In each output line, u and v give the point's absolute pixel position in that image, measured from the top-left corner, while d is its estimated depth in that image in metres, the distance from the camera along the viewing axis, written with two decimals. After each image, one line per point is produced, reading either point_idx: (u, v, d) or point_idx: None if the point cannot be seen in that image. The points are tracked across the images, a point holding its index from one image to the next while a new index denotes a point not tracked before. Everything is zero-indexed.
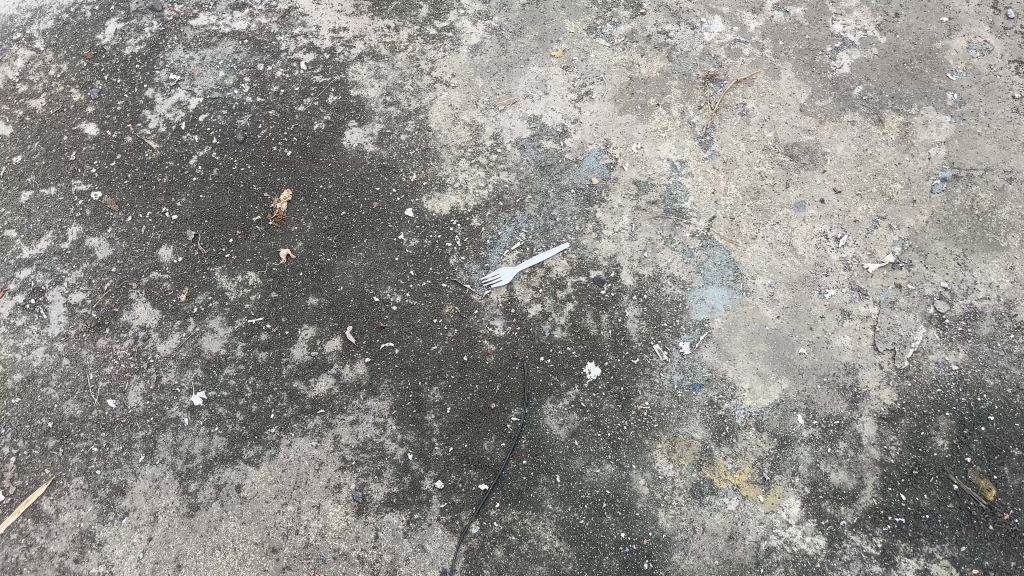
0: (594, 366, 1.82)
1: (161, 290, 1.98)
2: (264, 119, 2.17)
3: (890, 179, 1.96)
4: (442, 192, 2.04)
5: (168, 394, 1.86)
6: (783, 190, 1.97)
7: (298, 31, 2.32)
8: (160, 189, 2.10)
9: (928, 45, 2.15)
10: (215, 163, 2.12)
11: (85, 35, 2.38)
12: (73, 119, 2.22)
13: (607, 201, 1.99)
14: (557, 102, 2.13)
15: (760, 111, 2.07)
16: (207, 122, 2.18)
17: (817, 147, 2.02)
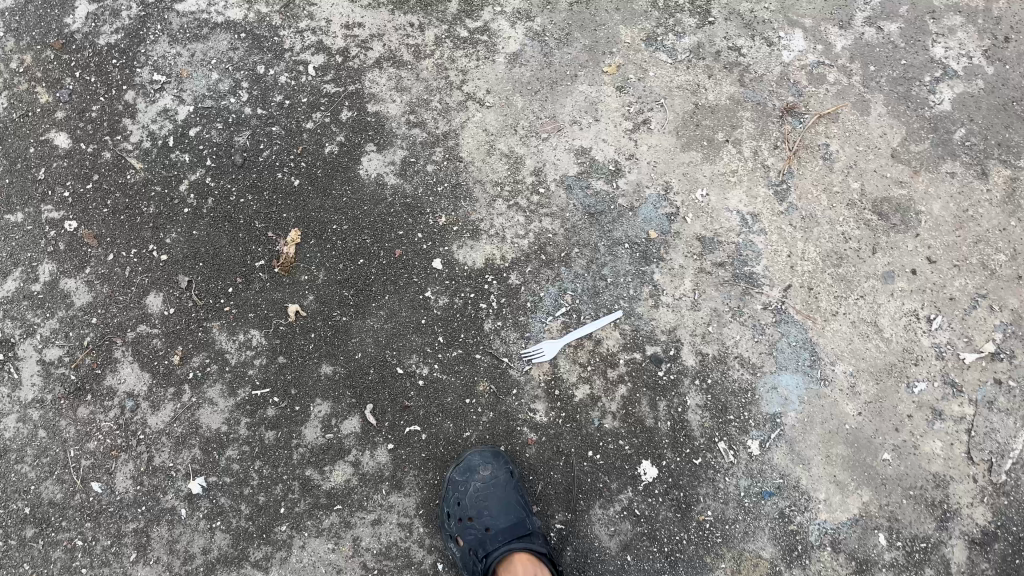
0: (650, 465, 1.61)
1: (150, 349, 1.72)
2: (266, 138, 1.86)
3: (992, 249, 1.71)
4: (475, 240, 1.76)
5: (161, 478, 1.64)
6: (870, 256, 1.72)
7: (304, 25, 1.97)
8: (146, 222, 1.80)
9: None
10: (210, 192, 1.82)
11: (51, 18, 2.01)
12: (40, 126, 1.89)
13: (667, 260, 1.73)
14: (610, 131, 1.83)
15: (846, 155, 1.78)
16: (199, 138, 1.86)
17: (911, 204, 1.74)
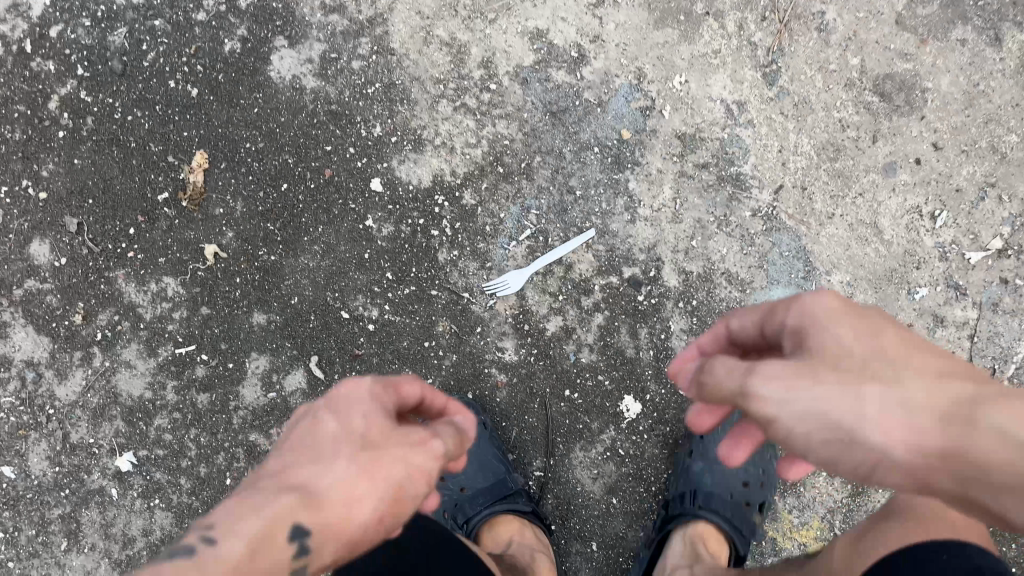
0: (633, 402, 1.45)
1: (44, 308, 1.46)
2: (149, 36, 1.51)
3: (1003, 128, 1.51)
4: (419, 153, 1.50)
5: (84, 457, 1.44)
6: (870, 145, 1.51)
7: None
8: (13, 152, 1.48)
9: None
10: (88, 110, 1.49)
11: None
12: None
13: (642, 164, 1.50)
14: (569, 7, 1.53)
15: (844, 25, 1.52)
16: (63, 39, 1.50)
17: (917, 81, 1.51)
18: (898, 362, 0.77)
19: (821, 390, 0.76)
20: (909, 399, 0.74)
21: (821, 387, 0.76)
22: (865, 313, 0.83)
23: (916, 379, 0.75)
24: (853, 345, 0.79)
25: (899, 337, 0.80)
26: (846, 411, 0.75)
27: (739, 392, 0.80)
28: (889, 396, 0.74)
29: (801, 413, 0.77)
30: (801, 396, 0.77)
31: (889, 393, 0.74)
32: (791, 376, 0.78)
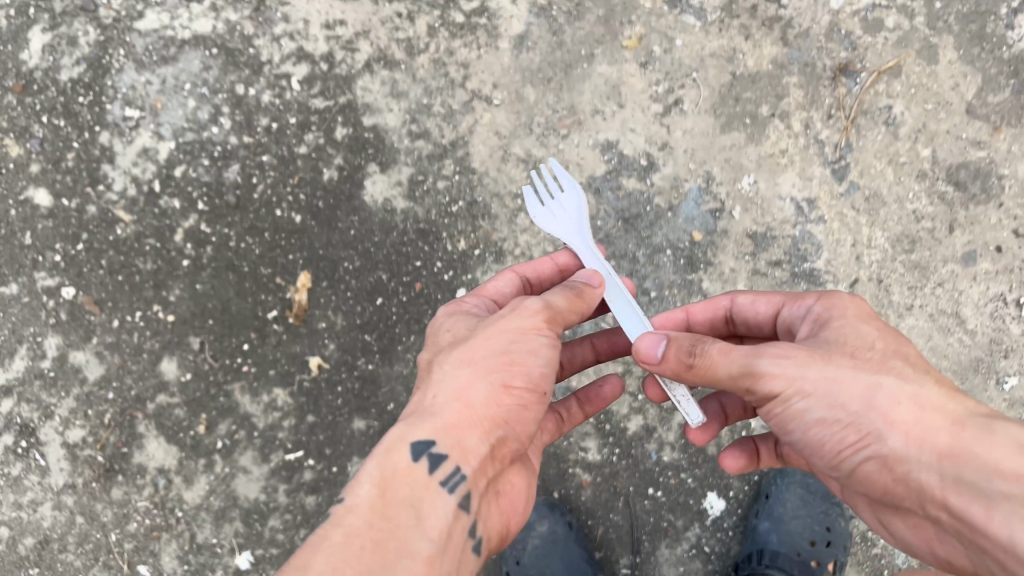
0: (716, 498, 1.51)
1: (173, 419, 1.64)
2: (258, 170, 1.68)
3: None
4: (500, 263, 1.62)
5: (209, 556, 1.61)
6: (947, 235, 1.56)
7: (280, 29, 1.71)
8: (145, 280, 1.67)
9: None
10: (207, 240, 1.67)
11: (4, 55, 1.74)
12: (17, 185, 1.71)
13: (715, 264, 1.57)
14: (637, 119, 1.62)
15: (912, 117, 1.59)
16: (187, 177, 1.69)
17: (991, 168, 1.58)
18: (985, 468, 0.85)
19: (836, 394, 0.95)
20: (909, 393, 0.94)
21: (806, 393, 0.97)
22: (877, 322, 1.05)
23: (996, 478, 0.84)
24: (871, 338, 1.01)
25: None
26: (864, 387, 0.95)
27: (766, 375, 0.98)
28: (910, 452, 0.91)
29: (834, 378, 0.96)
30: (801, 380, 0.97)
31: (905, 381, 0.95)
32: (811, 356, 0.98)
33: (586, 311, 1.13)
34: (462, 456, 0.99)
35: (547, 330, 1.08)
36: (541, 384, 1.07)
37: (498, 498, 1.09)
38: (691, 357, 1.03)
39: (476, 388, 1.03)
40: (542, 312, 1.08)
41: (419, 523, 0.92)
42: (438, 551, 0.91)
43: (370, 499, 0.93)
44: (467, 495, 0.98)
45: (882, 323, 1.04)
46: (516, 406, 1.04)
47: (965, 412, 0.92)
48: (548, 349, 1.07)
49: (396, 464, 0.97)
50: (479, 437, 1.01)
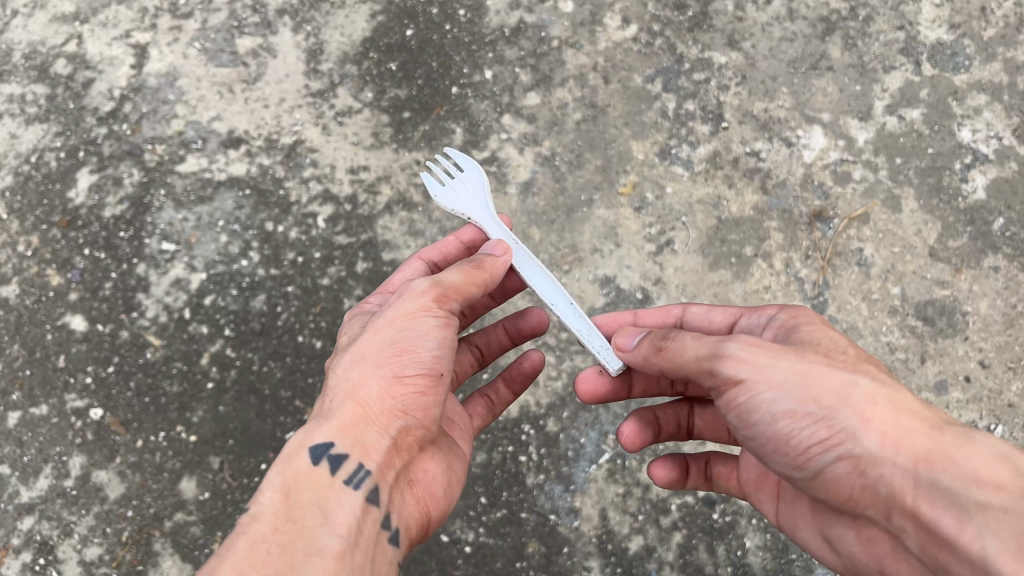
0: None
1: (190, 537, 1.70)
2: (283, 299, 1.82)
3: None
4: None
5: None
6: (919, 365, 1.69)
7: (308, 173, 1.89)
8: (171, 401, 1.77)
9: None
10: (232, 363, 1.78)
11: (53, 193, 1.90)
12: (55, 310, 1.83)
13: None
14: (633, 257, 1.78)
15: (881, 258, 1.76)
16: (215, 306, 1.81)
17: (956, 305, 1.74)
18: (963, 476, 0.95)
19: (807, 384, 1.05)
20: (882, 393, 1.04)
21: (777, 383, 1.06)
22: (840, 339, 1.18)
23: (973, 487, 0.94)
24: (835, 346, 1.14)
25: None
26: (839, 381, 1.05)
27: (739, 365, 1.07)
28: (885, 453, 1.00)
29: (809, 369, 1.06)
30: (775, 371, 1.06)
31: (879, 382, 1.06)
32: (781, 351, 1.09)
33: (487, 279, 1.30)
34: (361, 454, 1.12)
35: (437, 311, 1.21)
36: (436, 368, 1.19)
37: (413, 486, 1.21)
38: (665, 341, 1.16)
39: (369, 385, 1.17)
40: (428, 292, 1.22)
41: (323, 518, 1.05)
42: (342, 545, 1.03)
43: (276, 502, 1.06)
44: (372, 488, 1.11)
45: (844, 336, 1.18)
46: (410, 394, 1.17)
47: (938, 420, 1.02)
48: (439, 332, 1.20)
49: (298, 468, 1.10)
50: (378, 433, 1.15)
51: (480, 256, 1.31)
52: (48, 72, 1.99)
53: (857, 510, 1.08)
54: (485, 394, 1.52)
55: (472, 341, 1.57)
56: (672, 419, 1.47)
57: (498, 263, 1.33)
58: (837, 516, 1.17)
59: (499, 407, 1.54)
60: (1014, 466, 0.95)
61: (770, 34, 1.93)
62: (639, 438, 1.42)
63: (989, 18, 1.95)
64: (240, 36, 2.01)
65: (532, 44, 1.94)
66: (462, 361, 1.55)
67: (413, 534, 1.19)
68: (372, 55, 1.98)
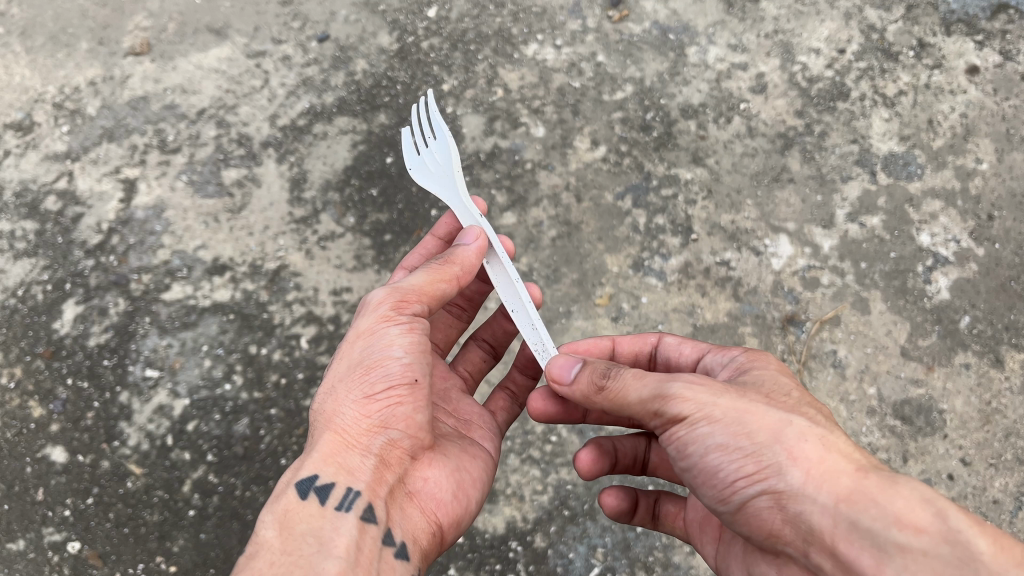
0: None
1: None
2: (266, 422, 1.82)
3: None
4: (492, 502, 1.71)
5: None
6: (902, 465, 1.71)
7: (292, 296, 1.93)
8: (151, 531, 1.73)
9: None
10: (214, 489, 1.76)
11: (38, 325, 1.92)
12: (36, 442, 1.82)
13: None
14: None
15: (855, 359, 1.80)
16: (197, 431, 1.80)
17: (932, 403, 1.77)
18: (883, 517, 0.95)
19: (739, 421, 1.08)
20: (816, 433, 1.06)
21: (714, 418, 1.09)
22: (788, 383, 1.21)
23: (893, 529, 0.94)
24: (778, 388, 1.17)
25: (974, 547, 0.91)
26: (773, 419, 1.08)
27: (678, 400, 1.12)
28: (806, 488, 1.01)
29: (745, 408, 1.09)
30: (709, 407, 1.10)
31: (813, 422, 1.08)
32: (719, 391, 1.12)
33: (456, 272, 1.39)
34: (347, 477, 1.19)
35: (398, 319, 1.30)
36: (406, 376, 1.27)
37: (412, 499, 1.28)
38: (606, 381, 1.20)
39: (343, 410, 1.25)
40: (386, 303, 1.32)
41: (321, 547, 1.10)
42: (343, 568, 1.09)
43: (271, 540, 1.11)
44: (364, 508, 1.18)
45: (796, 383, 1.21)
46: (385, 407, 1.26)
47: (867, 463, 1.03)
48: (401, 338, 1.29)
49: (287, 504, 1.16)
50: (360, 454, 1.23)
51: (448, 250, 1.40)
52: (39, 209, 2.06)
53: (780, 548, 1.08)
54: (505, 385, 1.65)
55: (480, 335, 1.71)
56: (630, 451, 1.50)
57: (468, 253, 1.41)
58: (760, 553, 1.19)
59: (522, 395, 1.66)
60: (938, 511, 0.95)
61: (732, 150, 2.04)
62: (596, 466, 1.43)
63: (936, 129, 2.06)
64: (226, 168, 2.09)
65: (506, 167, 2.03)
66: (473, 356, 1.70)
67: (423, 545, 1.26)
68: (354, 182, 2.06)
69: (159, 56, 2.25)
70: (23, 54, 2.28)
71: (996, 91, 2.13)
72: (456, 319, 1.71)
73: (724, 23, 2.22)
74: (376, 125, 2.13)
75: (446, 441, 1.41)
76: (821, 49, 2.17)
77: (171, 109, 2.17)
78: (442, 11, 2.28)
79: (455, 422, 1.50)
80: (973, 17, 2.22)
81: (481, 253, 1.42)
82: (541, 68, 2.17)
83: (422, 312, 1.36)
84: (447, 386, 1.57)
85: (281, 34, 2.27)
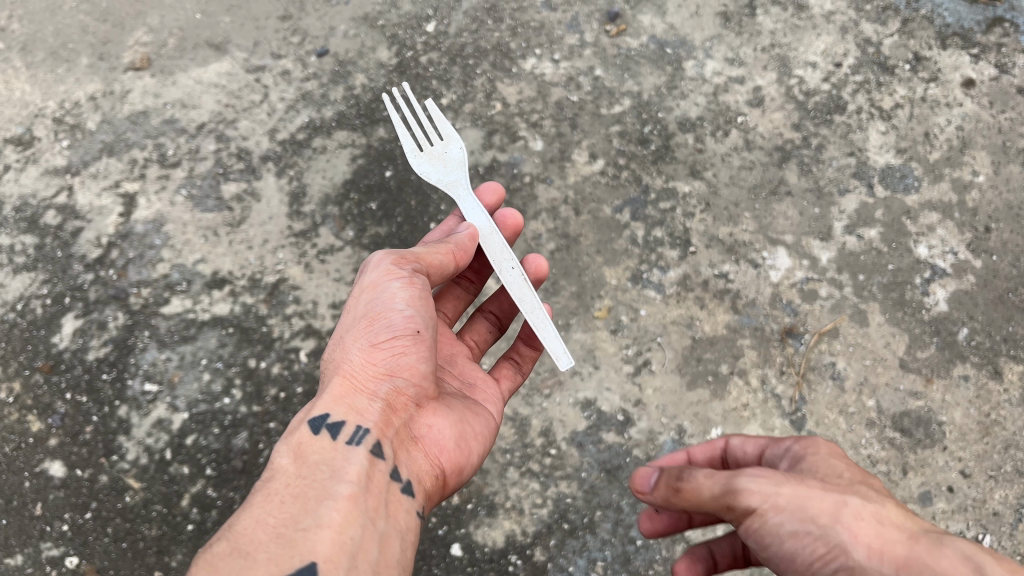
0: None
1: None
2: (265, 436, 1.82)
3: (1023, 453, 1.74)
4: (492, 516, 1.71)
5: None
6: (902, 477, 1.71)
7: (291, 310, 1.94)
8: (149, 545, 1.73)
9: None
10: (213, 504, 1.76)
11: (37, 339, 1.92)
12: (35, 457, 1.82)
13: None
14: (612, 378, 1.82)
15: (854, 371, 1.81)
16: (196, 445, 1.80)
17: (931, 415, 1.77)
18: None
19: (803, 509, 1.07)
20: (878, 516, 1.06)
21: (780, 507, 1.07)
22: (836, 459, 1.20)
23: None
24: (830, 471, 1.17)
25: None
26: (838, 507, 1.07)
27: (732, 486, 1.08)
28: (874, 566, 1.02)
29: (806, 495, 1.08)
30: (774, 495, 1.07)
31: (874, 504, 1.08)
32: (776, 474, 1.10)
33: (454, 249, 1.43)
34: (356, 416, 1.20)
35: (400, 273, 1.31)
36: (410, 326, 1.28)
37: (419, 444, 1.28)
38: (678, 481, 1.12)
39: (352, 357, 1.26)
40: (391, 262, 1.33)
41: (333, 474, 1.11)
42: (355, 492, 1.09)
43: (286, 466, 1.11)
44: (372, 444, 1.18)
45: (847, 464, 1.20)
46: (391, 354, 1.26)
47: (922, 532, 1.05)
48: (403, 292, 1.29)
49: (300, 437, 1.16)
50: (368, 397, 1.23)
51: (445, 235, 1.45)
52: (38, 223, 2.06)
53: None
54: (510, 356, 1.66)
55: (487, 307, 1.72)
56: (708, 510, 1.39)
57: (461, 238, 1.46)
58: None
59: (526, 364, 1.67)
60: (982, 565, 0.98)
61: (730, 163, 2.05)
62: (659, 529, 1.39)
63: (933, 142, 2.07)
64: (225, 182, 2.09)
65: (505, 180, 2.04)
66: (480, 328, 1.70)
67: (426, 487, 1.25)
68: (353, 196, 2.07)
69: (160, 71, 2.27)
70: (23, 70, 2.30)
71: (992, 104, 2.14)
72: (464, 290, 1.70)
73: (721, 37, 2.24)
74: (375, 138, 2.14)
75: (452, 398, 1.40)
76: (818, 62, 2.18)
77: (171, 124, 2.18)
78: (441, 26, 2.29)
79: (460, 384, 1.50)
80: (968, 30, 2.24)
81: (473, 240, 1.47)
82: (539, 82, 2.18)
83: (426, 274, 1.36)
84: (453, 352, 1.58)
85: (281, 48, 2.29)
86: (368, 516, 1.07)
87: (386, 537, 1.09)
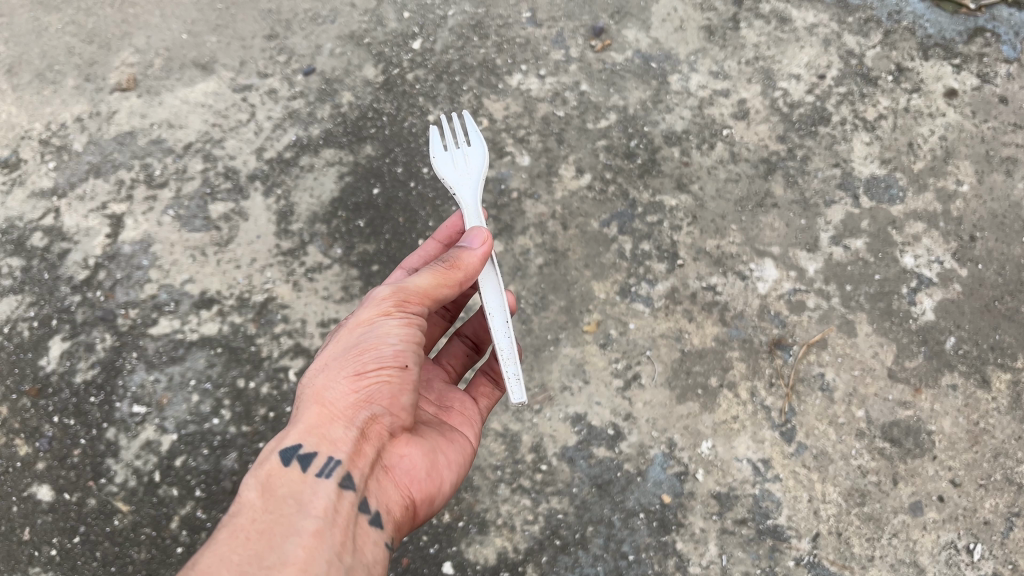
0: None
1: None
2: (255, 456, 1.81)
3: (1012, 460, 1.75)
4: (483, 533, 1.70)
5: None
6: (893, 487, 1.72)
7: (280, 328, 1.93)
8: (138, 569, 1.72)
9: (1017, 277, 1.94)
10: (202, 526, 1.75)
11: (24, 362, 1.91)
12: (23, 481, 1.80)
13: (686, 524, 1.69)
14: (601, 393, 1.82)
15: (843, 382, 1.81)
16: (186, 467, 1.79)
17: (920, 424, 1.77)
18: None
19: None
20: None
21: None
22: None
23: None
24: None
25: None
26: None
27: None
28: None
29: None
30: None
31: None
32: None
33: (460, 279, 1.40)
34: (329, 446, 1.19)
35: (393, 312, 1.33)
36: (397, 359, 1.29)
37: (389, 473, 1.28)
38: None
39: (331, 387, 1.26)
40: (389, 297, 1.34)
41: (300, 507, 1.10)
42: (322, 526, 1.08)
43: (253, 500, 1.10)
44: (345, 476, 1.17)
45: None
46: (374, 384, 1.26)
47: None
48: (397, 328, 1.32)
49: (269, 468, 1.15)
50: (343, 426, 1.22)
51: (454, 255, 1.39)
52: (25, 246, 2.05)
53: None
54: (487, 371, 1.65)
55: (462, 332, 1.73)
56: None
57: (472, 258, 1.40)
58: None
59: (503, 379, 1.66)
60: None
61: (716, 176, 2.06)
62: None
63: (917, 152, 2.09)
64: (213, 202, 2.09)
65: (493, 195, 2.04)
66: (455, 351, 1.71)
67: (396, 516, 1.25)
68: (340, 214, 2.07)
69: (147, 92, 2.27)
70: (9, 92, 2.29)
71: (975, 114, 2.15)
72: (439, 316, 1.72)
73: (705, 51, 2.25)
74: (362, 156, 2.14)
75: (425, 427, 1.42)
76: (801, 74, 2.20)
77: (158, 144, 2.18)
78: (427, 43, 2.30)
79: (435, 410, 1.52)
80: (950, 41, 2.26)
81: (482, 259, 1.42)
82: (525, 98, 2.19)
83: (416, 305, 1.36)
84: (427, 376, 1.59)
85: (267, 67, 2.29)
86: (335, 550, 1.07)
87: (354, 570, 1.08)
